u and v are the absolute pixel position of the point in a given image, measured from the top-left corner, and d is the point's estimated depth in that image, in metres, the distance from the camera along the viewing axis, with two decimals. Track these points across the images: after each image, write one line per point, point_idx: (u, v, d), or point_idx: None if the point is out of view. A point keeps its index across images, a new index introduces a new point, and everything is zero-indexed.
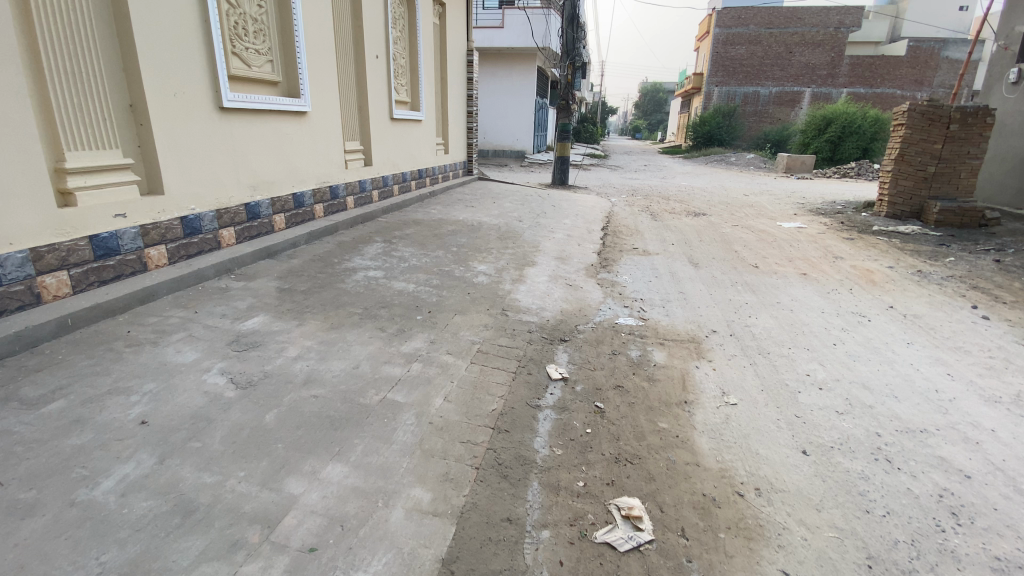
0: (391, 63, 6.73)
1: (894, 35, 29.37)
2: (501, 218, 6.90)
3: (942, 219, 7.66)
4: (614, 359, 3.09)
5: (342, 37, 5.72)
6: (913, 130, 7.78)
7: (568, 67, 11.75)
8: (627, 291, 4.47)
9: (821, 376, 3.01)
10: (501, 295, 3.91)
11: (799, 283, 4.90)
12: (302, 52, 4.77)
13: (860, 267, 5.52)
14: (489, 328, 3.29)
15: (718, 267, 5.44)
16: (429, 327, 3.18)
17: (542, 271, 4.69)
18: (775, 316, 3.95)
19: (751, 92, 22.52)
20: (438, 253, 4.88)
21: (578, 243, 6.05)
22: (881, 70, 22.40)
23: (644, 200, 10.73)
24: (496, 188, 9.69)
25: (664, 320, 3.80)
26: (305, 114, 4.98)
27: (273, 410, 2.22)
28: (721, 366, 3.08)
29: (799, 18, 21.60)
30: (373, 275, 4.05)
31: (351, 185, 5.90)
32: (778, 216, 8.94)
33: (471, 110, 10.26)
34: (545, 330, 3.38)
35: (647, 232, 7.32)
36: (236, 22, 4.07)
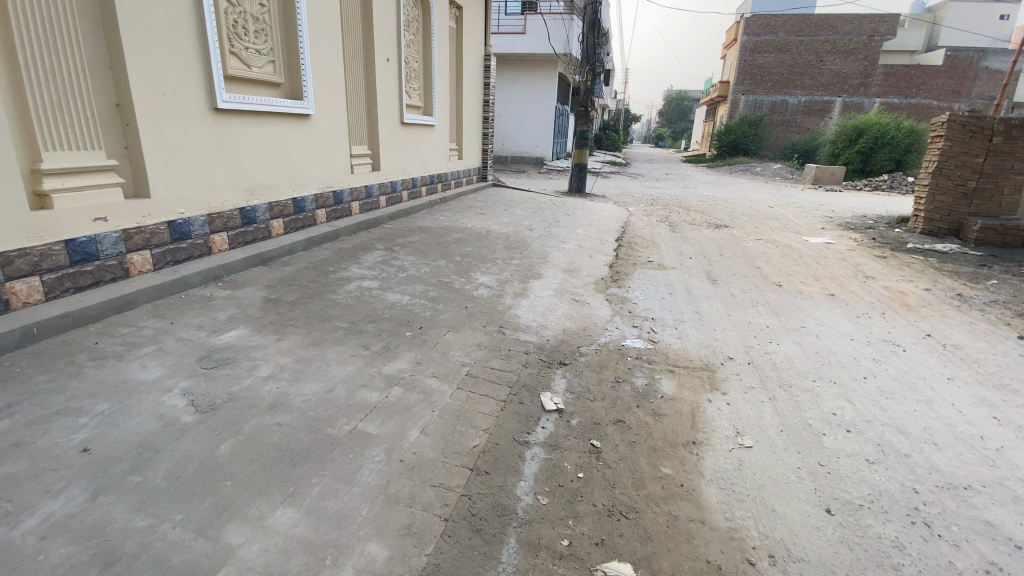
0: (403, 66, 6.59)
1: (931, 45, 28.35)
2: (511, 227, 6.67)
3: (982, 237, 7.16)
4: (617, 388, 2.81)
5: (352, 38, 5.60)
6: (952, 142, 7.38)
7: (588, 73, 11.51)
8: (638, 309, 4.19)
9: (850, 416, 2.68)
10: (501, 311, 3.67)
11: (825, 305, 4.54)
12: (306, 53, 4.65)
13: (894, 289, 5.13)
14: (482, 348, 3.05)
15: (738, 284, 5.12)
16: (417, 346, 2.95)
17: (548, 285, 4.44)
18: (799, 343, 3.61)
19: (779, 101, 21.93)
20: (440, 263, 4.66)
21: (589, 255, 5.78)
22: (916, 79, 21.60)
23: (663, 210, 10.39)
24: (510, 195, 9.48)
25: (676, 343, 3.51)
26: (308, 116, 4.85)
27: (229, 439, 2.01)
28: (736, 401, 2.78)
29: (831, 26, 20.99)
30: (367, 286, 3.85)
31: (356, 190, 5.74)
32: (805, 230, 8.53)
33: (487, 116, 10.10)
34: (543, 352, 3.12)
35: (664, 244, 7.00)
36: (235, 21, 3.95)
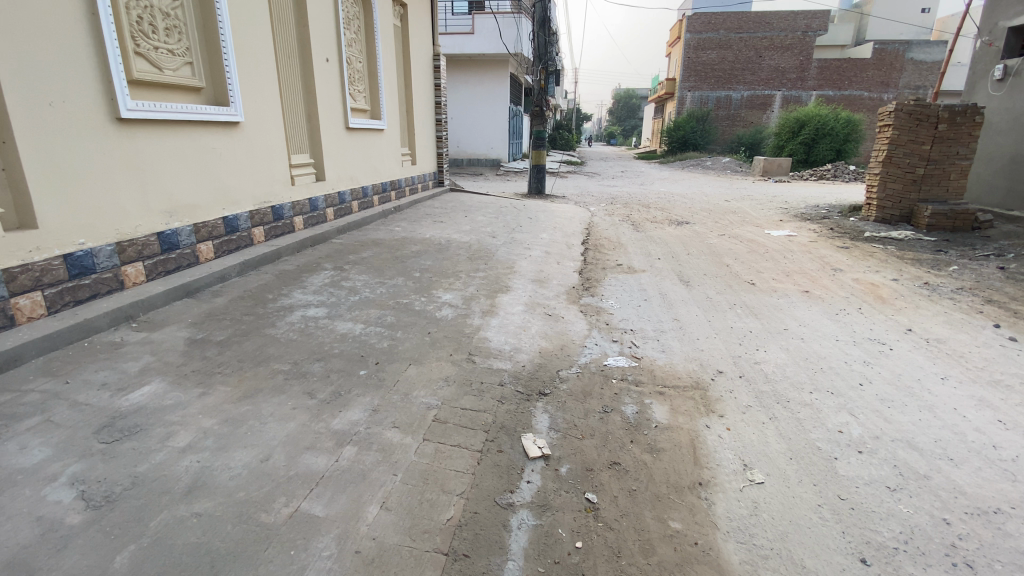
0: (346, 67, 6.09)
1: (858, 39, 29.80)
2: (472, 235, 6.29)
3: (934, 223, 7.34)
4: (607, 420, 2.48)
5: (285, 36, 5.06)
6: (900, 131, 7.52)
7: (540, 71, 11.24)
8: (615, 320, 3.89)
9: (857, 435, 2.47)
10: (468, 333, 3.29)
11: (803, 303, 4.38)
12: (229, 53, 4.11)
13: (864, 281, 5.06)
14: (450, 383, 2.65)
15: (712, 285, 4.93)
16: (373, 388, 2.54)
17: (517, 299, 4.09)
18: (787, 348, 3.40)
19: (724, 96, 22.53)
20: (397, 281, 4.23)
21: (556, 261, 5.47)
22: (849, 72, 22.64)
23: (623, 209, 10.27)
24: (468, 200, 9.09)
25: (661, 358, 3.22)
26: (237, 124, 4.30)
27: (129, 546, 1.56)
28: (736, 424, 2.50)
29: (769, 22, 21.61)
30: (314, 315, 3.38)
31: (299, 204, 5.22)
32: (764, 223, 8.57)
33: (440, 119, 9.65)
34: (519, 380, 2.76)
35: (630, 245, 6.80)
36: (141, 17, 3.40)
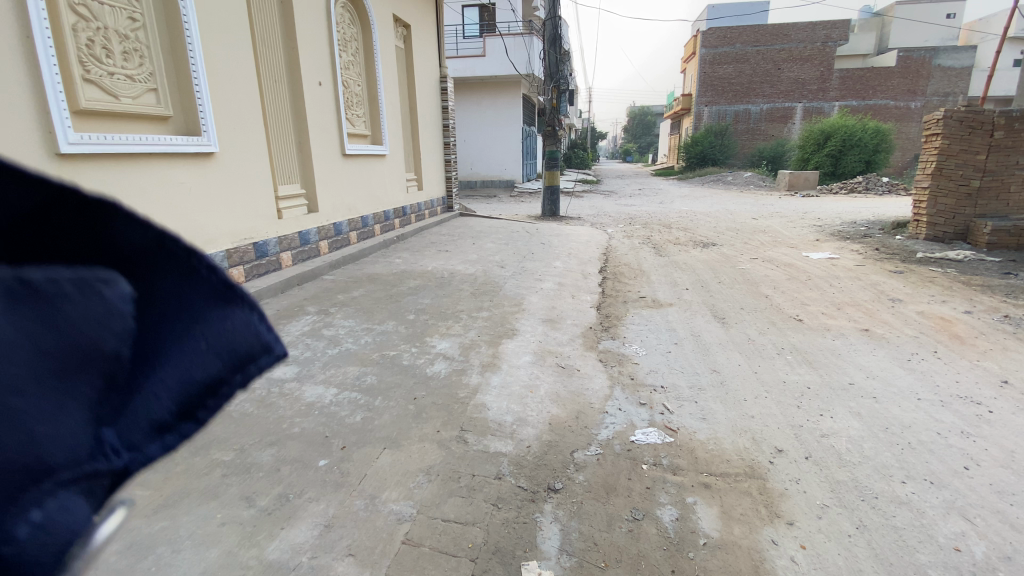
0: (342, 91, 5.70)
1: (880, 49, 28.93)
2: (478, 265, 5.77)
3: (994, 241, 6.56)
4: (636, 535, 1.87)
5: (270, 58, 4.68)
6: (950, 139, 6.80)
7: (552, 90, 10.70)
8: (641, 372, 3.28)
9: (983, 557, 1.80)
10: (462, 398, 2.70)
11: (865, 347, 3.69)
12: (201, 78, 3.72)
13: (931, 314, 4.35)
14: (431, 477, 2.07)
15: (752, 322, 4.27)
16: (331, 489, 1.97)
17: (524, 346, 3.52)
18: (859, 413, 2.73)
19: (742, 110, 21.92)
20: (388, 327, 3.69)
21: (570, 295, 4.89)
22: (873, 82, 21.86)
23: (643, 230, 9.68)
24: (478, 226, 8.62)
25: (700, 429, 2.59)
26: (212, 155, 3.89)
27: None
28: (813, 539, 1.87)
29: (787, 35, 20.94)
30: (281, 376, 2.85)
31: (287, 239, 4.76)
32: (800, 244, 7.86)
33: (448, 141, 9.25)
34: (520, 470, 2.16)
35: (653, 272, 6.18)
36: (91, 40, 3.07)
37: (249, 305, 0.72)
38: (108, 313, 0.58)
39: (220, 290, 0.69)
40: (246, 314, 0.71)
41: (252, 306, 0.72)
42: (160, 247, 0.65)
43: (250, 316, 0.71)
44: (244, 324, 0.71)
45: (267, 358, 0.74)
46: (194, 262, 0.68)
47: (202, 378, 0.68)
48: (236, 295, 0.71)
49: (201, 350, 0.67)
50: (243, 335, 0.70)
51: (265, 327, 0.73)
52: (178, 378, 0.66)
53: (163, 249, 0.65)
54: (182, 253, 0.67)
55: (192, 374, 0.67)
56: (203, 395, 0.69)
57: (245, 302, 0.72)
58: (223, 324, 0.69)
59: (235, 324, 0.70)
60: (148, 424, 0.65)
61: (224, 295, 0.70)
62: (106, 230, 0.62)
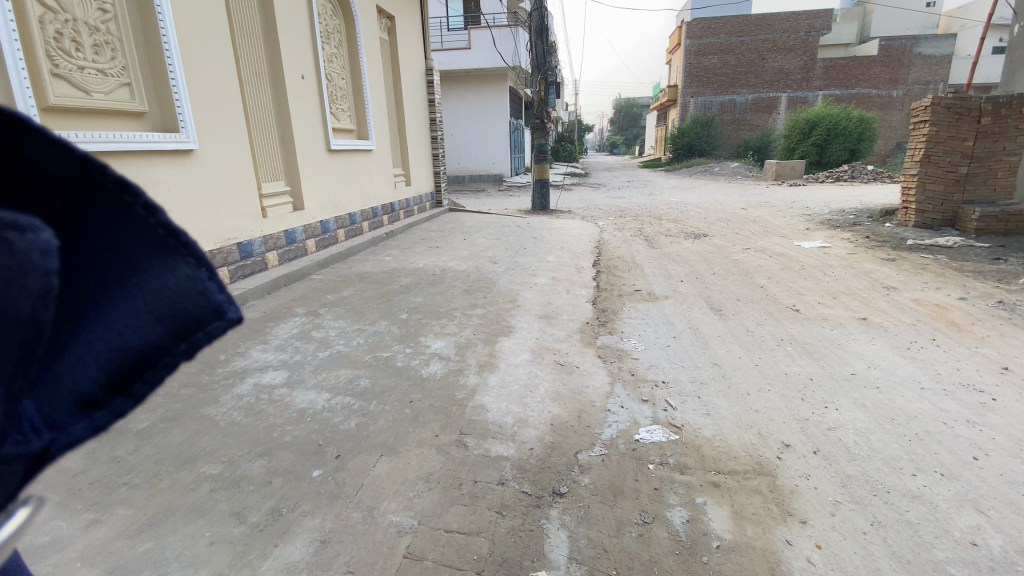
0: (325, 84, 5.54)
1: (863, 38, 29.14)
2: (470, 261, 5.66)
3: (983, 226, 6.61)
4: (647, 540, 1.80)
5: (250, 51, 4.51)
6: (938, 127, 6.83)
7: (540, 82, 10.58)
8: (641, 367, 3.21)
9: (1001, 551, 1.76)
10: (460, 400, 2.61)
11: (864, 336, 3.66)
12: (177, 71, 3.55)
13: (927, 302, 4.34)
14: (431, 485, 1.99)
15: (749, 313, 4.23)
16: (326, 501, 1.88)
17: (521, 344, 3.43)
18: (864, 405, 2.69)
19: (728, 101, 21.96)
20: (380, 327, 3.57)
21: (565, 290, 4.82)
22: (857, 71, 22.02)
23: (634, 222, 9.63)
24: (468, 221, 8.50)
25: (705, 426, 2.53)
26: (192, 152, 3.73)
27: None
28: (829, 538, 1.81)
29: (771, 24, 20.99)
30: (269, 382, 2.73)
31: (272, 238, 4.61)
32: (791, 233, 7.86)
33: (435, 135, 9.10)
34: (523, 475, 2.08)
35: (647, 265, 6.13)
36: (59, 33, 2.91)
37: (195, 258, 0.60)
38: (42, 265, 0.45)
39: (161, 237, 0.58)
40: (190, 268, 0.60)
41: (200, 259, 0.61)
42: (87, 178, 0.54)
43: (195, 271, 0.59)
44: (188, 280, 0.59)
45: (218, 323, 0.61)
46: (127, 198, 0.57)
47: (138, 345, 0.57)
48: (181, 246, 0.60)
49: (137, 311, 0.57)
50: (188, 296, 0.58)
51: (213, 285, 0.61)
52: (108, 341, 0.56)
53: (89, 180, 0.54)
54: (114, 186, 0.56)
55: (124, 340, 0.57)
56: (140, 364, 0.58)
57: (191, 252, 0.60)
58: (162, 278, 0.58)
59: (175, 280, 0.58)
60: (72, 397, 0.54)
61: (164, 243, 0.58)
62: (21, 157, 0.52)
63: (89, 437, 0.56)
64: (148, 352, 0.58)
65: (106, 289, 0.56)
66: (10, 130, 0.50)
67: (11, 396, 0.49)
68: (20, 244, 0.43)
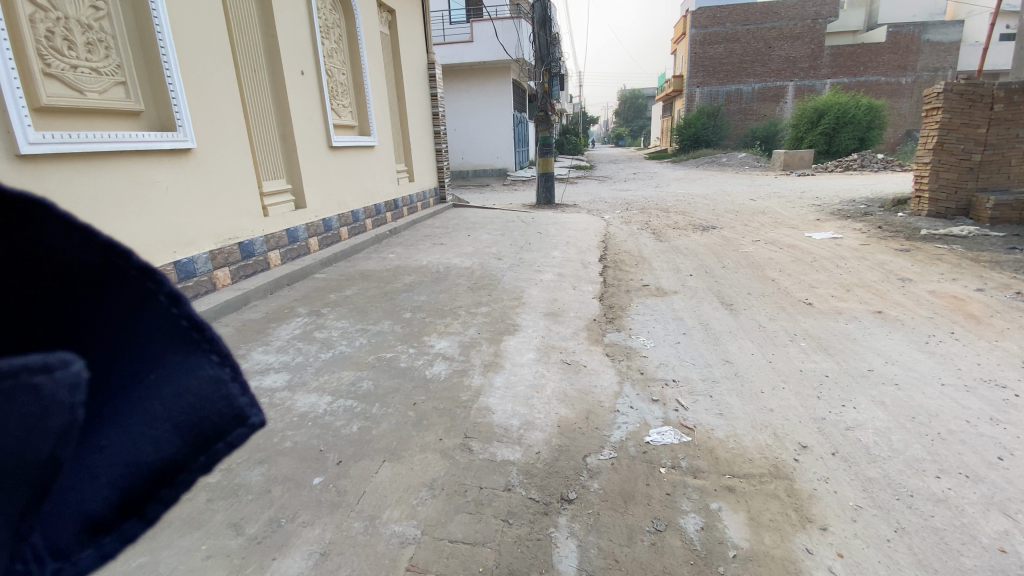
0: (325, 79, 5.45)
1: (871, 23, 28.63)
2: (475, 258, 5.59)
3: (998, 215, 6.45)
4: (660, 548, 1.73)
5: (248, 47, 4.43)
6: (951, 113, 6.65)
7: (543, 74, 10.44)
8: (650, 365, 3.13)
9: None
10: (465, 402, 2.54)
11: (880, 330, 3.56)
12: (173, 69, 3.49)
13: (943, 293, 4.22)
14: (435, 493, 1.92)
15: (760, 308, 4.14)
16: (327, 511, 1.82)
17: (526, 342, 3.36)
18: (883, 402, 2.60)
19: (734, 91, 21.67)
20: (383, 326, 3.51)
21: (571, 286, 4.74)
22: (865, 57, 21.64)
23: (640, 215, 9.51)
24: (472, 216, 8.42)
25: (718, 426, 2.45)
26: (190, 152, 3.68)
27: None
28: (850, 546, 1.73)
29: (777, 12, 20.66)
30: (271, 385, 2.67)
31: (274, 237, 4.56)
32: (801, 224, 7.72)
33: (438, 130, 9.01)
34: (530, 480, 2.01)
35: (654, 258, 6.02)
36: (50, 32, 2.85)
37: (220, 356, 0.57)
38: (68, 401, 0.40)
39: (187, 332, 0.54)
40: (214, 366, 0.57)
41: (224, 354, 0.58)
42: (109, 265, 0.48)
43: (220, 371, 0.57)
44: (212, 382, 0.56)
45: (238, 429, 0.59)
46: (150, 284, 0.52)
47: (155, 459, 0.55)
48: (204, 341, 0.56)
49: (157, 418, 0.54)
50: (210, 401, 0.56)
51: (237, 387, 0.58)
52: (124, 454, 0.53)
53: (111, 267, 0.48)
54: (136, 271, 0.50)
55: (138, 454, 0.54)
56: (155, 479, 0.56)
57: (216, 349, 0.57)
58: (183, 380, 0.55)
59: (197, 386, 0.55)
60: (80, 519, 0.52)
61: (187, 337, 0.55)
62: (34, 237, 0.44)
63: (92, 566, 0.52)
64: (164, 461, 0.56)
65: (124, 386, 0.53)
66: (29, 216, 0.43)
67: (23, 533, 0.46)
68: (57, 393, 0.39)
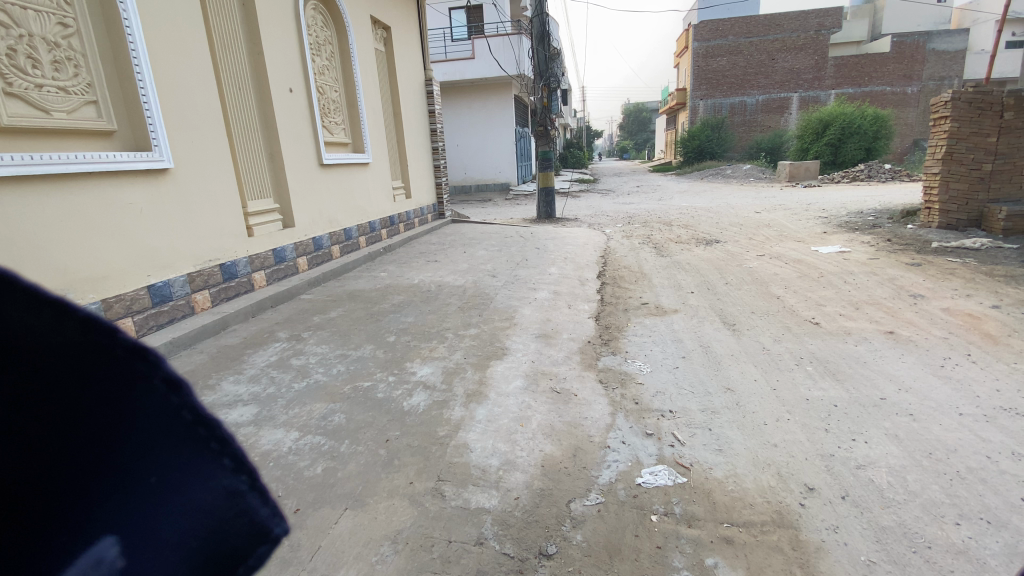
0: (316, 96, 5.37)
1: (875, 33, 28.52)
2: (468, 276, 5.42)
3: (1010, 226, 6.21)
4: None
5: (234, 65, 4.36)
6: (959, 122, 6.45)
7: (542, 89, 10.34)
8: (646, 393, 2.93)
9: None
10: (442, 438, 2.35)
11: (891, 353, 3.33)
12: (147, 87, 3.39)
13: (959, 311, 3.99)
14: (398, 548, 1.74)
15: (764, 328, 3.93)
16: (275, 569, 1.64)
17: (515, 368, 3.17)
18: (897, 436, 2.37)
19: (737, 103, 21.58)
20: (365, 351, 3.34)
21: (567, 305, 4.55)
22: (869, 68, 21.47)
23: (642, 229, 9.33)
24: (470, 232, 8.28)
25: (717, 465, 2.24)
26: (166, 172, 3.56)
27: None
28: None
29: (778, 25, 20.61)
30: (239, 420, 2.51)
31: (258, 257, 4.43)
32: (807, 237, 7.49)
33: (436, 146, 8.92)
34: (505, 532, 1.82)
35: (655, 275, 5.83)
36: (11, 49, 2.77)
37: (233, 462, 0.53)
38: None
39: (191, 428, 0.50)
40: (227, 476, 0.52)
41: (239, 460, 0.53)
42: (100, 362, 0.42)
43: (234, 482, 0.52)
44: (225, 495, 0.51)
45: (262, 549, 0.53)
46: (144, 372, 0.45)
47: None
48: (216, 443, 0.52)
49: (164, 545, 0.48)
50: (226, 518, 0.51)
51: (255, 497, 0.53)
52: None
53: (102, 361, 0.42)
54: (135, 366, 0.45)
55: None
56: None
57: (227, 452, 0.52)
58: (195, 493, 0.50)
59: (209, 498, 0.50)
60: None
61: (194, 436, 0.50)
62: (15, 350, 0.39)
63: None
64: None
65: (133, 508, 0.48)
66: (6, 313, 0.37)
67: None
68: None
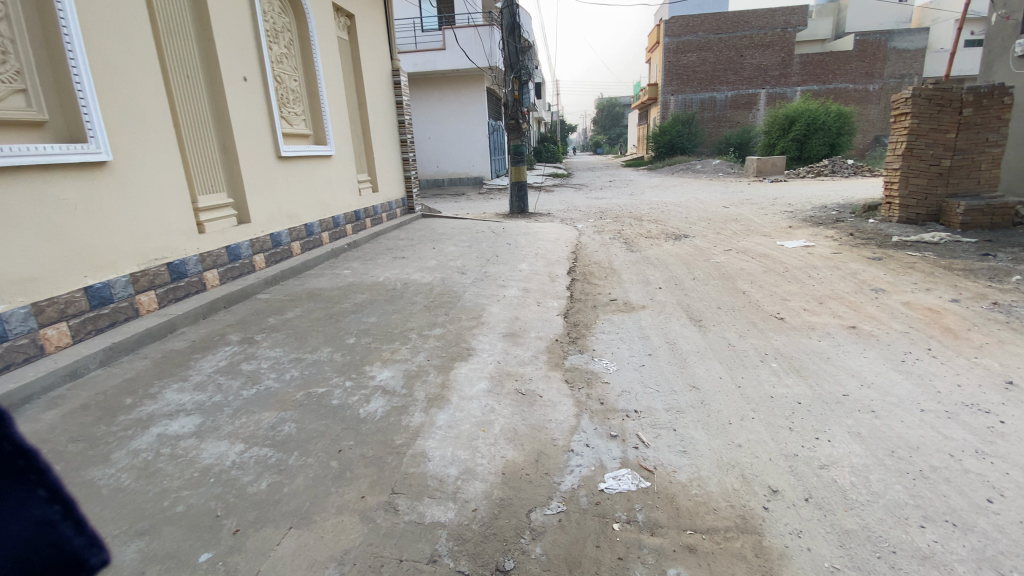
0: (272, 85, 5.13)
1: (838, 32, 29.30)
2: (436, 273, 5.29)
3: (968, 220, 6.42)
4: None
5: (182, 50, 4.09)
6: (920, 119, 6.61)
7: (514, 81, 10.19)
8: (613, 393, 2.87)
9: None
10: (398, 447, 2.24)
11: (854, 348, 3.37)
12: (81, 74, 3.13)
13: (919, 306, 4.07)
14: (346, 570, 1.62)
15: (731, 324, 3.93)
16: None
17: (478, 369, 3.07)
18: (859, 434, 2.38)
19: (707, 99, 21.89)
20: (321, 354, 3.18)
21: (536, 302, 4.48)
22: (833, 66, 22.03)
23: (613, 223, 9.33)
24: (440, 227, 8.12)
25: (681, 467, 2.19)
26: (105, 165, 3.32)
27: None
28: None
29: (746, 22, 20.93)
30: (180, 432, 2.33)
31: (210, 255, 4.20)
32: (773, 232, 7.60)
33: (405, 139, 8.71)
34: (462, 548, 1.72)
35: (625, 270, 5.81)
36: None
37: (47, 496, 0.63)
38: None
39: (21, 469, 0.60)
40: (42, 508, 0.62)
41: (53, 493, 0.64)
42: None
43: (48, 512, 0.62)
44: (39, 525, 0.61)
45: (75, 565, 0.64)
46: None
47: None
48: (35, 478, 0.62)
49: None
50: (40, 545, 0.61)
51: (67, 526, 0.64)
52: None
53: None
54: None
55: None
56: None
57: (43, 485, 0.62)
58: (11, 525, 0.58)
59: (26, 529, 0.59)
60: None
61: (22, 476, 0.60)
62: None
63: None
64: None
65: None
66: None
67: None
68: None
